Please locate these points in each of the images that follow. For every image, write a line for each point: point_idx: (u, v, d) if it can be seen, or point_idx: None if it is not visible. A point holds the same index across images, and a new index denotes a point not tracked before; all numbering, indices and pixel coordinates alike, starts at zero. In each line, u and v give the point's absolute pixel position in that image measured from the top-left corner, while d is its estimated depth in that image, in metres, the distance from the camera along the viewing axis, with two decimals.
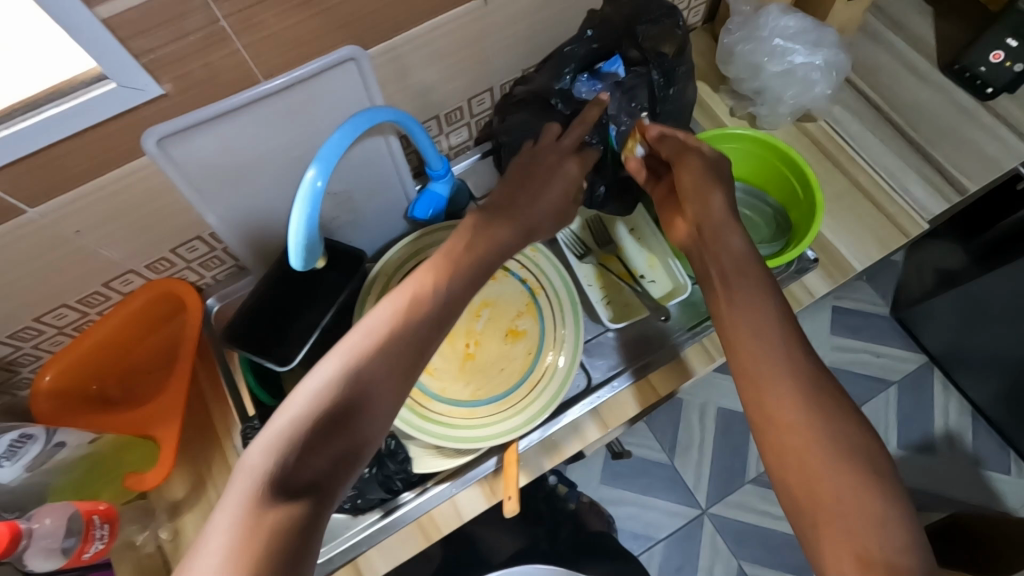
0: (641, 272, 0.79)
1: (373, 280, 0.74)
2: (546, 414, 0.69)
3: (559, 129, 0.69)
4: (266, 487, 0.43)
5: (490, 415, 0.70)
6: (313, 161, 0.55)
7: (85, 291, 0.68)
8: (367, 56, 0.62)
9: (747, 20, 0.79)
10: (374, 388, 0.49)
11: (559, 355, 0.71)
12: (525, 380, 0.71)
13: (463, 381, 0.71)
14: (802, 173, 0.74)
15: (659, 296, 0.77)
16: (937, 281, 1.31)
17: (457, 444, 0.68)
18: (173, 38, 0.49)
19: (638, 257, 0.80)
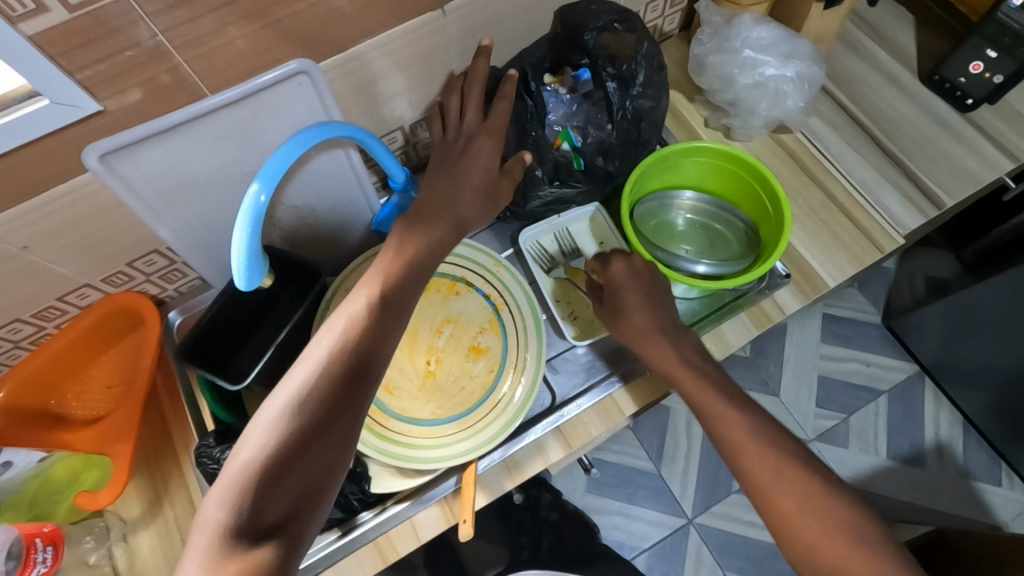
0: None
1: (331, 296, 0.72)
2: (506, 433, 0.67)
3: (459, 104, 0.69)
4: (224, 539, 0.40)
5: (449, 434, 0.68)
6: (257, 175, 0.53)
7: (39, 305, 0.67)
8: (320, 69, 0.60)
9: (718, 30, 0.78)
10: (330, 412, 0.46)
11: (518, 383, 0.69)
12: (486, 399, 0.69)
13: (424, 399, 0.70)
14: (772, 188, 0.73)
15: None
16: (927, 290, 1.29)
17: (414, 465, 0.66)
18: (108, 54, 0.48)
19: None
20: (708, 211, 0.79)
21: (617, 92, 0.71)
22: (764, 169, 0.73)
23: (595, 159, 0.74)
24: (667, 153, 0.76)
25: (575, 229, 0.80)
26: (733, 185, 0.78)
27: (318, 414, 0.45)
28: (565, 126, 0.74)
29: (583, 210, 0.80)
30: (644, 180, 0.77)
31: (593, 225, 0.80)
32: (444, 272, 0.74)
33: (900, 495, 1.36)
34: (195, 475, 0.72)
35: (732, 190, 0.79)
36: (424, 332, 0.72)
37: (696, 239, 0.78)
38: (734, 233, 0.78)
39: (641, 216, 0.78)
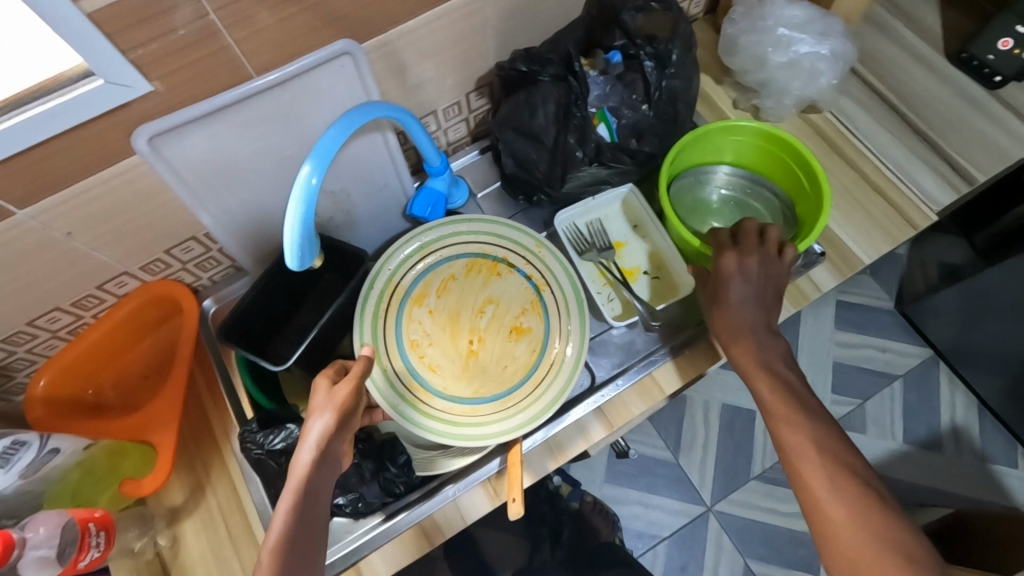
0: (644, 269, 0.78)
1: (376, 278, 0.71)
2: (549, 412, 0.67)
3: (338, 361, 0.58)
4: None
5: (492, 414, 0.68)
6: (307, 157, 0.52)
7: (78, 294, 0.67)
8: (362, 51, 0.60)
9: (749, 10, 0.78)
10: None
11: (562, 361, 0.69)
12: (529, 379, 0.69)
13: (466, 379, 0.70)
14: (809, 168, 0.73)
15: (656, 295, 0.77)
16: (941, 275, 1.29)
17: (457, 442, 0.66)
18: (161, 33, 0.48)
19: (640, 252, 0.79)
20: (743, 187, 0.81)
21: (654, 72, 0.71)
22: (802, 148, 0.73)
23: (631, 140, 0.74)
24: (705, 131, 0.76)
25: (607, 212, 0.80)
26: (770, 163, 0.78)
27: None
28: (601, 106, 0.74)
29: (615, 192, 0.79)
30: (681, 161, 0.78)
31: (627, 207, 0.80)
32: (486, 252, 0.74)
33: (917, 480, 1.36)
34: (237, 463, 0.72)
35: (769, 169, 0.79)
36: (467, 313, 0.72)
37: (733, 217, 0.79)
38: (771, 207, 0.79)
39: (676, 194, 0.79)
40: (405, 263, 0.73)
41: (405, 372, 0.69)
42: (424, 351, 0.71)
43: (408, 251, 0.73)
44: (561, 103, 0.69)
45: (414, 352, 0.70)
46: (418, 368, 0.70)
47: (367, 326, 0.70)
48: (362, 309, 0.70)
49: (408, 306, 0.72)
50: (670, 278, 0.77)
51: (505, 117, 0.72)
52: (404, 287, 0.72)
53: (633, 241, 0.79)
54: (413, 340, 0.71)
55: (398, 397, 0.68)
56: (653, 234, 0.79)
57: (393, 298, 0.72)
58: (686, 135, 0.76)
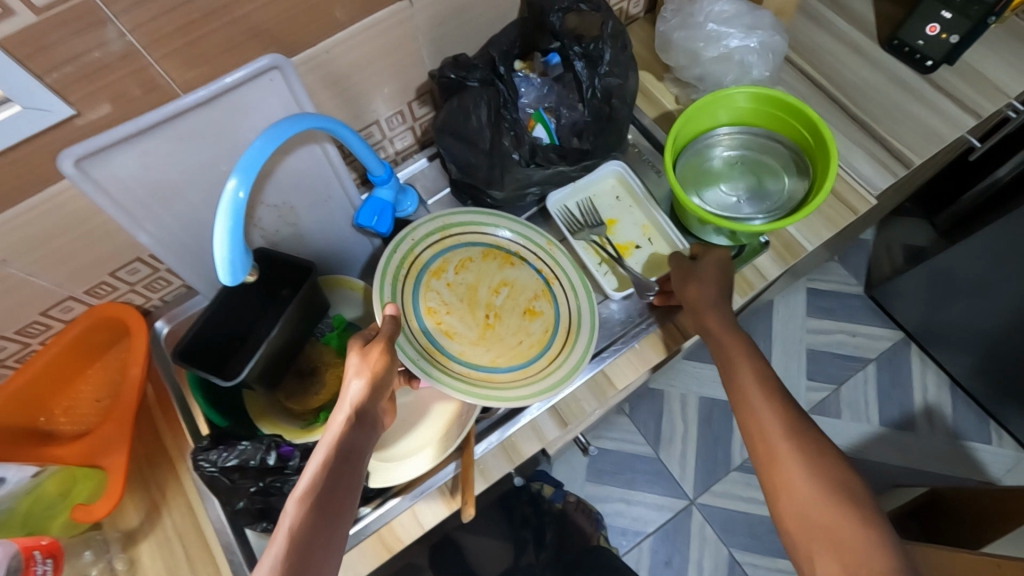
0: (637, 242, 0.79)
1: (399, 244, 0.71)
2: (570, 381, 0.70)
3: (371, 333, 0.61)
4: None
5: (509, 381, 0.70)
6: (234, 171, 0.53)
7: (22, 321, 0.67)
8: (291, 64, 0.60)
9: (681, 7, 0.80)
10: (315, 554, 0.45)
11: (570, 351, 0.71)
12: (544, 354, 0.72)
13: (483, 346, 0.72)
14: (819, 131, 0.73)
15: (653, 264, 0.78)
16: (907, 257, 1.31)
17: (479, 400, 0.66)
18: (75, 57, 0.49)
19: (633, 227, 0.80)
20: (762, 144, 0.79)
21: (585, 71, 0.73)
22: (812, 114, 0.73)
23: (570, 139, 0.77)
24: (714, 96, 0.76)
25: (598, 188, 0.82)
26: (792, 125, 0.76)
27: (306, 559, 0.45)
28: (537, 108, 0.77)
29: (606, 169, 0.82)
30: (690, 122, 0.77)
31: (618, 182, 0.82)
32: (501, 244, 0.77)
33: (895, 461, 1.37)
34: (192, 482, 0.72)
35: (795, 136, 0.77)
36: (484, 290, 0.74)
37: (745, 175, 0.78)
38: (785, 168, 0.78)
39: (683, 158, 0.79)
40: (425, 239, 0.74)
41: (424, 335, 0.70)
42: (442, 317, 0.72)
43: (431, 228, 0.74)
44: (490, 99, 0.71)
45: (430, 317, 0.71)
46: (435, 332, 0.71)
47: (386, 285, 0.69)
48: (383, 269, 0.69)
49: (426, 278, 0.73)
50: (665, 249, 0.79)
51: (446, 120, 0.72)
52: (423, 260, 0.73)
53: (625, 217, 0.81)
54: (430, 307, 0.72)
55: (417, 354, 0.67)
56: (645, 207, 0.80)
57: (411, 270, 0.72)
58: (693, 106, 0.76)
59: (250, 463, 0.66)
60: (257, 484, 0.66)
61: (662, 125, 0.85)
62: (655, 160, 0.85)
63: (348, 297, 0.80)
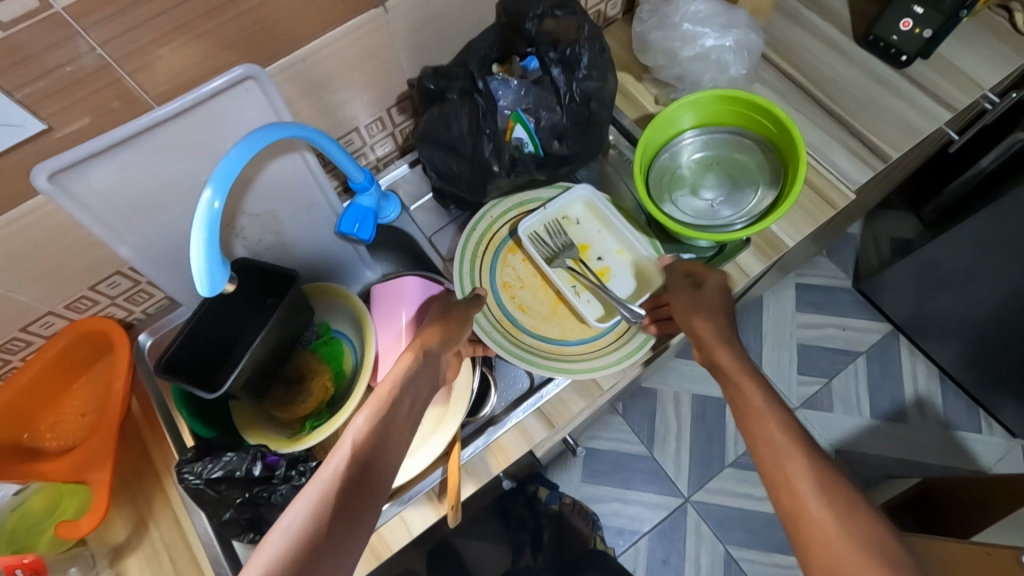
0: (609, 267, 0.77)
1: (478, 224, 0.78)
2: (636, 356, 0.72)
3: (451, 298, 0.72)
4: None
5: (578, 354, 0.73)
6: (209, 181, 0.53)
7: (3, 337, 0.67)
8: (267, 74, 0.60)
9: (657, 9, 0.80)
10: (384, 450, 0.52)
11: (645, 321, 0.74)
12: (612, 330, 0.75)
13: (554, 322, 0.76)
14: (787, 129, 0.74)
15: (632, 290, 0.76)
16: (894, 250, 1.31)
17: (547, 371, 0.71)
18: (45, 72, 0.49)
19: (606, 251, 0.78)
20: (730, 143, 0.80)
21: (562, 77, 0.73)
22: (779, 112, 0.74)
23: (552, 141, 0.76)
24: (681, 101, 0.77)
25: (569, 212, 0.80)
26: (759, 121, 0.77)
27: (377, 452, 0.52)
28: (514, 108, 0.75)
29: (573, 194, 0.80)
30: (657, 129, 0.78)
31: (587, 207, 0.80)
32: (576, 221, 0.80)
33: (888, 452, 1.38)
34: (179, 495, 0.71)
35: (760, 130, 0.77)
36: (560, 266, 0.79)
37: (719, 176, 0.78)
38: (758, 167, 0.78)
39: (657, 161, 0.79)
40: (503, 216, 0.80)
41: (498, 308, 0.75)
42: (516, 292, 0.77)
43: (511, 208, 0.80)
44: (473, 111, 0.71)
45: (506, 291, 0.77)
46: (509, 306, 0.76)
47: (466, 261, 0.77)
48: (464, 245, 0.78)
49: (503, 252, 0.79)
50: (640, 273, 0.77)
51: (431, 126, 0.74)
52: (501, 236, 0.79)
53: (599, 239, 0.79)
54: (506, 282, 0.78)
55: (491, 325, 0.73)
56: (617, 230, 0.78)
57: (490, 245, 0.79)
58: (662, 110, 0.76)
59: (236, 474, 0.66)
60: (245, 495, 0.66)
61: (642, 125, 0.85)
62: None
63: (332, 303, 0.79)
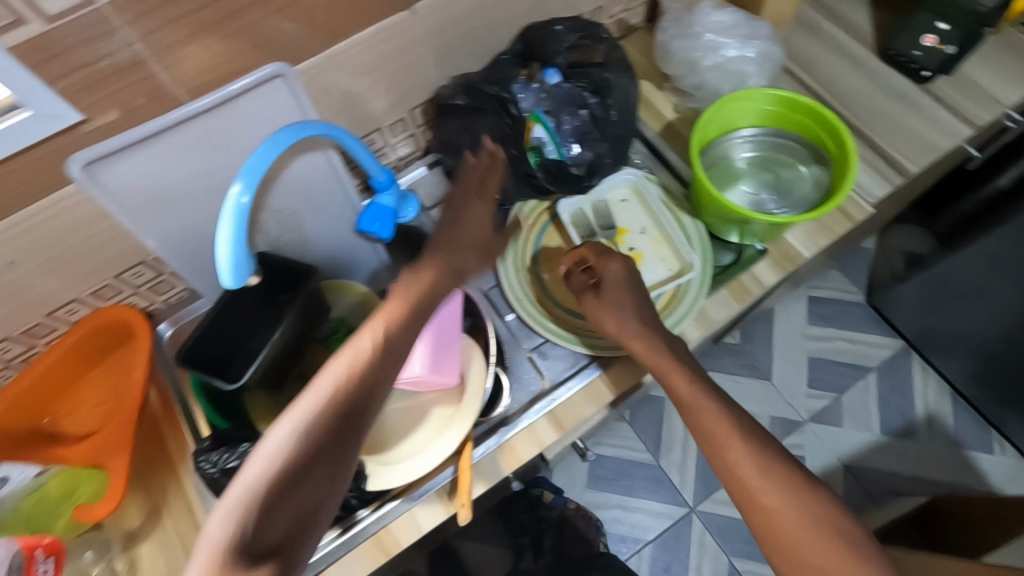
0: (645, 252, 0.78)
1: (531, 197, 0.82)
2: None
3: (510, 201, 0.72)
4: (229, 551, 0.39)
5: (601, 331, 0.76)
6: (238, 176, 0.54)
7: (28, 322, 0.68)
8: (295, 72, 0.62)
9: (679, 17, 0.81)
10: (387, 367, 0.49)
11: (676, 309, 0.74)
12: None
13: None
14: (830, 127, 0.72)
15: (667, 274, 0.76)
16: (906, 265, 1.30)
17: (570, 344, 0.75)
18: (83, 65, 0.50)
19: (644, 235, 0.79)
20: (782, 152, 0.77)
21: (598, 105, 0.76)
22: (820, 109, 0.72)
23: (573, 144, 0.77)
24: (721, 104, 0.74)
25: (614, 195, 0.82)
26: (797, 120, 0.75)
27: (377, 370, 0.48)
28: (533, 110, 0.76)
29: (620, 178, 0.82)
30: (714, 121, 0.75)
31: (632, 193, 0.82)
32: (624, 203, 0.81)
33: (896, 469, 1.37)
34: (193, 484, 0.72)
35: (801, 129, 0.75)
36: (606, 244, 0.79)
37: (761, 181, 0.76)
38: (801, 163, 0.76)
39: (706, 162, 0.77)
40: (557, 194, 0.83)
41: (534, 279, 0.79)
42: (555, 266, 0.80)
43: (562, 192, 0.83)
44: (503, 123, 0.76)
45: (545, 265, 0.80)
46: (546, 278, 0.79)
47: (512, 233, 0.81)
48: (512, 219, 0.81)
49: (550, 228, 0.82)
50: (674, 261, 0.77)
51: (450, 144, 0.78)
52: (550, 211, 0.83)
53: (639, 223, 0.80)
54: (546, 256, 0.81)
55: (523, 295, 0.78)
56: (656, 218, 0.80)
57: (538, 219, 0.82)
58: (707, 110, 0.73)
59: None
60: None
61: (666, 136, 0.85)
62: (656, 170, 0.85)
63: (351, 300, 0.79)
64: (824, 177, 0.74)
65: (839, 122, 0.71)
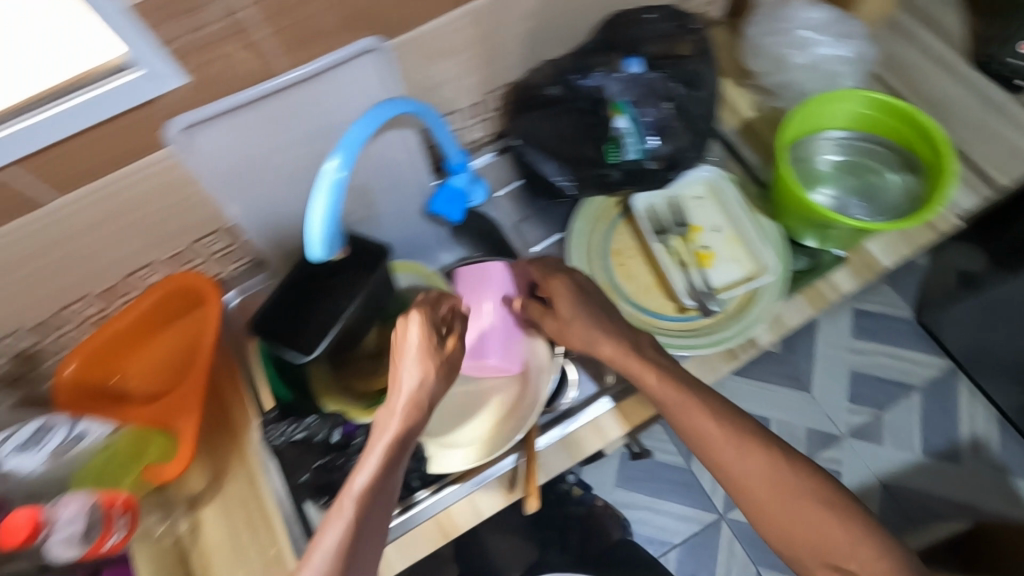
0: (719, 251, 0.76)
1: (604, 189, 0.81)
2: (731, 342, 0.71)
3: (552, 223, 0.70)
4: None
5: (671, 328, 0.73)
6: (335, 151, 0.54)
7: (107, 283, 0.70)
8: (386, 46, 0.62)
9: (771, 11, 0.79)
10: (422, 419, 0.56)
11: (750, 310, 0.72)
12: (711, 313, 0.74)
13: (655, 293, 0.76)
14: (928, 133, 0.69)
15: (741, 275, 0.75)
16: (959, 284, 1.25)
17: None
18: (193, 29, 0.50)
19: (718, 234, 0.77)
20: (870, 157, 0.75)
21: (685, 95, 0.73)
22: (919, 115, 0.69)
23: (652, 138, 0.73)
24: (815, 103, 0.71)
25: (688, 191, 0.80)
26: (892, 125, 0.72)
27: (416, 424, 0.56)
28: (618, 99, 0.73)
29: (695, 175, 0.80)
30: (805, 120, 0.73)
31: (708, 190, 0.80)
32: (698, 200, 0.79)
33: (935, 491, 1.34)
34: (257, 452, 0.73)
35: (894, 134, 0.73)
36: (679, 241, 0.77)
37: (846, 186, 0.75)
38: (890, 170, 0.74)
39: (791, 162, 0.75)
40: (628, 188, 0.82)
41: (603, 271, 0.77)
42: (624, 259, 0.78)
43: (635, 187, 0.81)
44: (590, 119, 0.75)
45: (615, 258, 0.78)
46: (615, 271, 0.77)
47: (582, 223, 0.80)
48: (583, 210, 0.80)
49: (620, 221, 0.81)
50: (749, 263, 0.75)
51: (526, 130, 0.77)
52: (620, 204, 0.81)
53: (713, 221, 0.78)
54: (615, 249, 0.79)
55: None
56: (731, 216, 0.78)
57: (607, 212, 0.81)
58: (799, 109, 0.71)
59: (315, 438, 0.68)
60: (321, 460, 0.69)
61: (744, 134, 0.83)
62: (730, 164, 0.83)
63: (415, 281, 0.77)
64: (914, 186, 0.72)
65: (938, 130, 0.68)
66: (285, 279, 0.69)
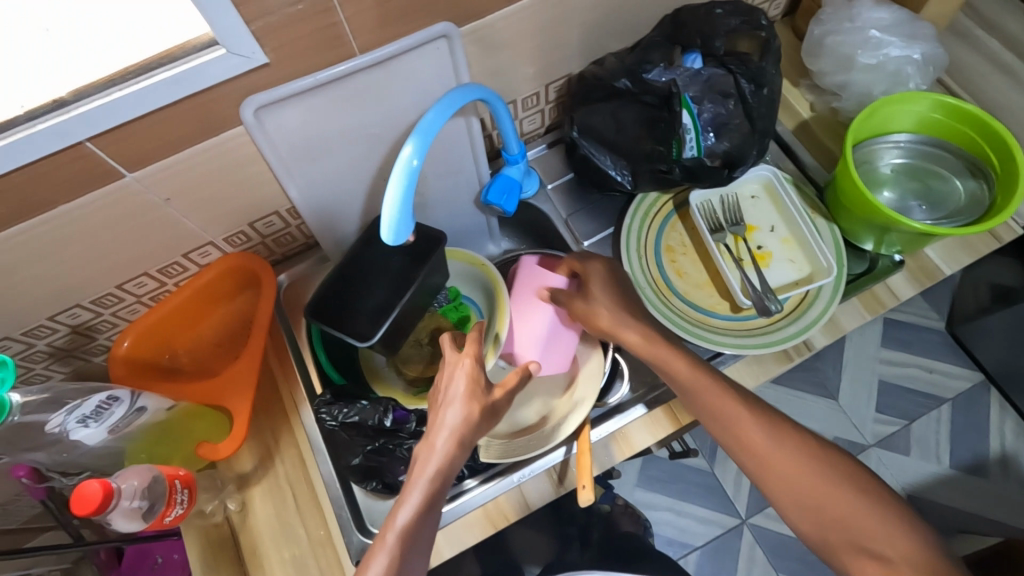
0: (774, 252, 0.76)
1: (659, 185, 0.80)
2: (787, 343, 0.70)
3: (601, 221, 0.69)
4: None
5: (724, 326, 0.73)
6: (409, 137, 0.53)
7: (166, 260, 0.70)
8: (459, 34, 0.61)
9: (838, 10, 0.78)
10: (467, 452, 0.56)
11: (808, 311, 0.71)
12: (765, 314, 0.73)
13: (708, 291, 0.76)
14: (999, 139, 0.68)
15: (796, 278, 0.75)
16: (993, 296, 1.25)
17: (695, 339, 0.71)
18: (279, 7, 0.50)
19: (774, 235, 0.77)
20: (934, 162, 0.74)
21: (750, 91, 0.73)
22: (990, 119, 0.68)
23: (709, 134, 0.75)
24: (882, 104, 0.71)
25: (744, 191, 0.80)
26: (960, 130, 0.71)
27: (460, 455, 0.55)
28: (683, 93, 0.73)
29: (753, 174, 0.80)
30: (869, 122, 0.72)
31: (764, 190, 0.80)
32: (754, 200, 0.79)
33: (962, 505, 1.32)
34: (305, 434, 0.73)
35: (961, 139, 0.72)
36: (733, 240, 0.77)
37: (909, 189, 0.73)
38: (957, 175, 0.72)
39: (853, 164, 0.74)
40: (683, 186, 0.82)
41: (656, 267, 0.77)
42: (677, 257, 0.78)
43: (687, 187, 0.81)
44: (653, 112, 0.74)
45: (668, 254, 0.78)
46: (668, 268, 0.77)
47: (636, 219, 0.79)
48: (637, 204, 0.80)
49: (674, 218, 0.81)
50: (805, 265, 0.75)
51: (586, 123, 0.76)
52: (674, 202, 0.81)
53: (769, 222, 0.78)
54: (670, 245, 0.79)
55: (646, 283, 0.75)
56: (788, 217, 0.77)
57: (662, 208, 0.80)
58: (865, 109, 0.70)
59: (368, 422, 0.67)
60: (372, 444, 0.68)
61: (799, 134, 0.83)
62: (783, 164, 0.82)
63: (465, 269, 0.77)
64: (981, 191, 0.71)
65: (1009, 135, 0.67)
66: (341, 259, 0.69)
